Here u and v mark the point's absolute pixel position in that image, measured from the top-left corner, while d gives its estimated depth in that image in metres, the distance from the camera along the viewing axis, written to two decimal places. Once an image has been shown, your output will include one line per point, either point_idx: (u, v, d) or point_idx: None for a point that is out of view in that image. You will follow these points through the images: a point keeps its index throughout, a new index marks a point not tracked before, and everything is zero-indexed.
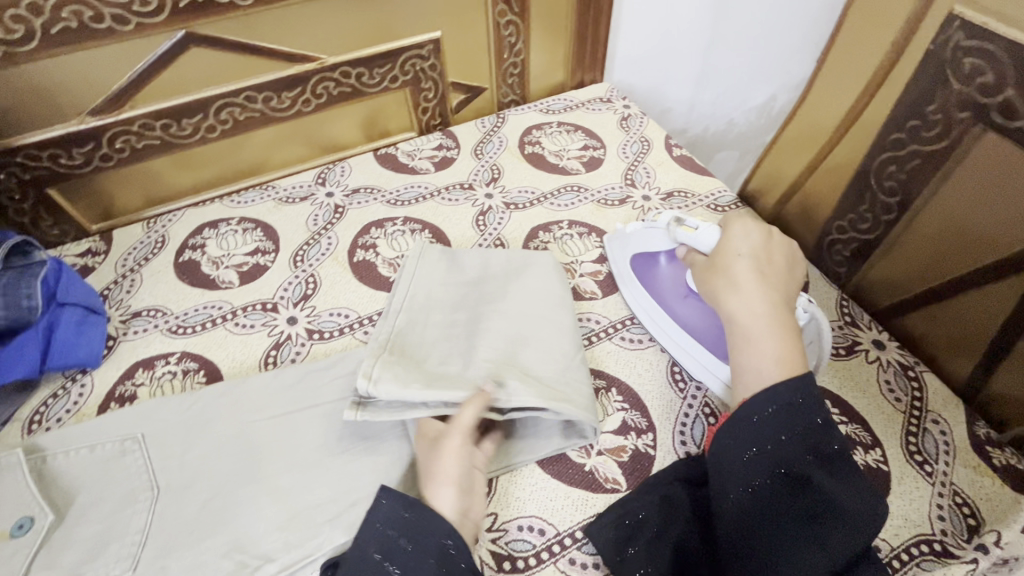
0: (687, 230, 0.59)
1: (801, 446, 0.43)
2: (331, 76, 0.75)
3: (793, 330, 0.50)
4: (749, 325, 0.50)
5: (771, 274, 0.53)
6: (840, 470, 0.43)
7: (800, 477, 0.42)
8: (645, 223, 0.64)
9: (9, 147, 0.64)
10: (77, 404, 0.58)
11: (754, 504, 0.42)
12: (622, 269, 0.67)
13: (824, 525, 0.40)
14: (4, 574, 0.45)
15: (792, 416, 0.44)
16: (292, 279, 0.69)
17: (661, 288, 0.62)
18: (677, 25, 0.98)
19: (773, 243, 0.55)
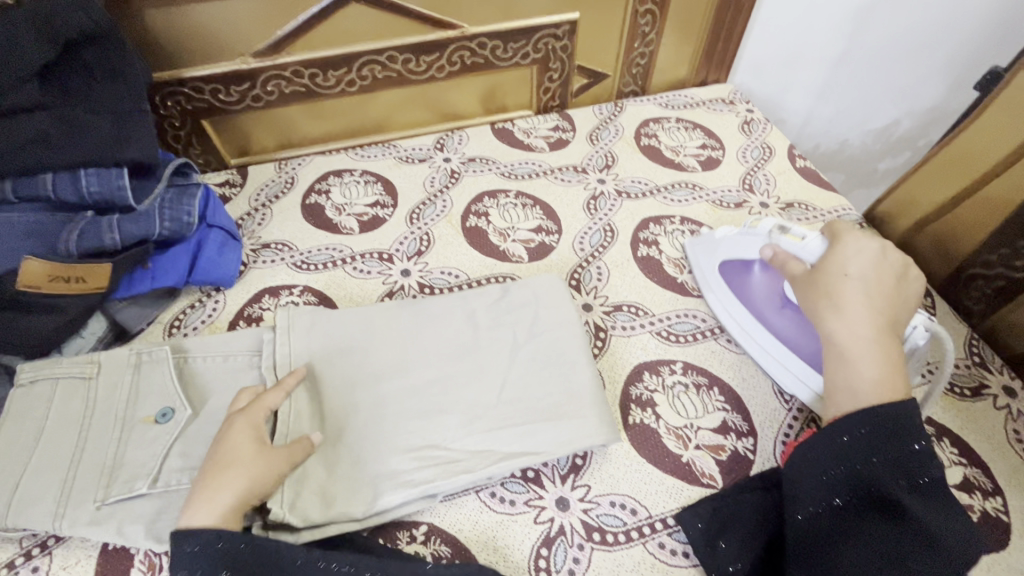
0: (793, 239, 0.56)
1: (893, 470, 0.41)
2: (468, 46, 0.78)
3: (899, 357, 0.46)
4: (848, 346, 0.47)
5: (882, 293, 0.49)
6: (938, 500, 0.40)
7: (891, 499, 0.40)
8: (740, 230, 0.61)
9: (180, 78, 0.70)
10: (211, 316, 0.63)
11: (837, 519, 0.41)
12: (706, 276, 0.65)
13: (916, 554, 0.38)
14: (148, 455, 0.49)
15: (886, 441, 0.42)
16: (408, 234, 0.72)
17: (752, 298, 0.61)
18: (814, 32, 0.94)
19: (888, 258, 0.51)
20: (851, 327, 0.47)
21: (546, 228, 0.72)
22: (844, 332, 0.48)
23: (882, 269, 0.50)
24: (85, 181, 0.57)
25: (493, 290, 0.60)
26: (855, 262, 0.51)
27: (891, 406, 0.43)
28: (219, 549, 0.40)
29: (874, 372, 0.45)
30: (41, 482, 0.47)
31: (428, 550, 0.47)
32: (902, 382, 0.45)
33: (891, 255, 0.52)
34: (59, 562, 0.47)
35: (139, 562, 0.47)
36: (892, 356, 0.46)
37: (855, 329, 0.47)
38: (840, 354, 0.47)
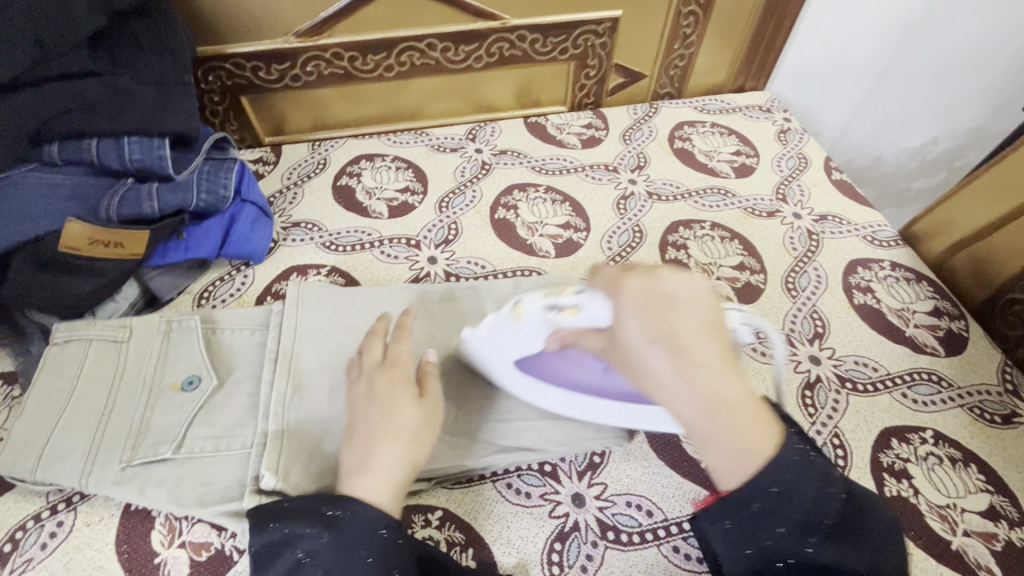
0: (570, 312, 0.42)
1: (801, 533, 0.35)
2: (507, 38, 0.78)
3: (750, 405, 0.36)
4: (698, 430, 0.36)
5: (699, 350, 0.35)
6: (858, 535, 0.35)
7: (810, 562, 0.34)
8: (503, 326, 0.47)
9: (222, 53, 0.71)
10: (240, 290, 0.64)
11: None
12: (512, 380, 0.51)
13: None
14: (174, 420, 0.50)
15: (785, 501, 0.35)
16: (436, 222, 0.72)
17: (574, 380, 0.49)
18: (856, 43, 0.92)
19: (678, 288, 0.36)
20: (686, 408, 0.35)
21: (575, 225, 0.72)
22: (686, 417, 0.36)
23: (690, 302, 0.35)
24: (127, 149, 0.58)
25: (503, 285, 0.62)
26: (648, 314, 0.35)
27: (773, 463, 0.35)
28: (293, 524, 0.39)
29: (736, 444, 0.35)
30: (69, 439, 0.48)
31: (442, 535, 0.47)
32: (767, 429, 0.36)
33: (681, 275, 0.36)
34: (84, 518, 0.48)
35: (159, 525, 0.48)
36: (742, 416, 0.35)
37: (694, 409, 0.35)
38: (699, 436, 0.36)
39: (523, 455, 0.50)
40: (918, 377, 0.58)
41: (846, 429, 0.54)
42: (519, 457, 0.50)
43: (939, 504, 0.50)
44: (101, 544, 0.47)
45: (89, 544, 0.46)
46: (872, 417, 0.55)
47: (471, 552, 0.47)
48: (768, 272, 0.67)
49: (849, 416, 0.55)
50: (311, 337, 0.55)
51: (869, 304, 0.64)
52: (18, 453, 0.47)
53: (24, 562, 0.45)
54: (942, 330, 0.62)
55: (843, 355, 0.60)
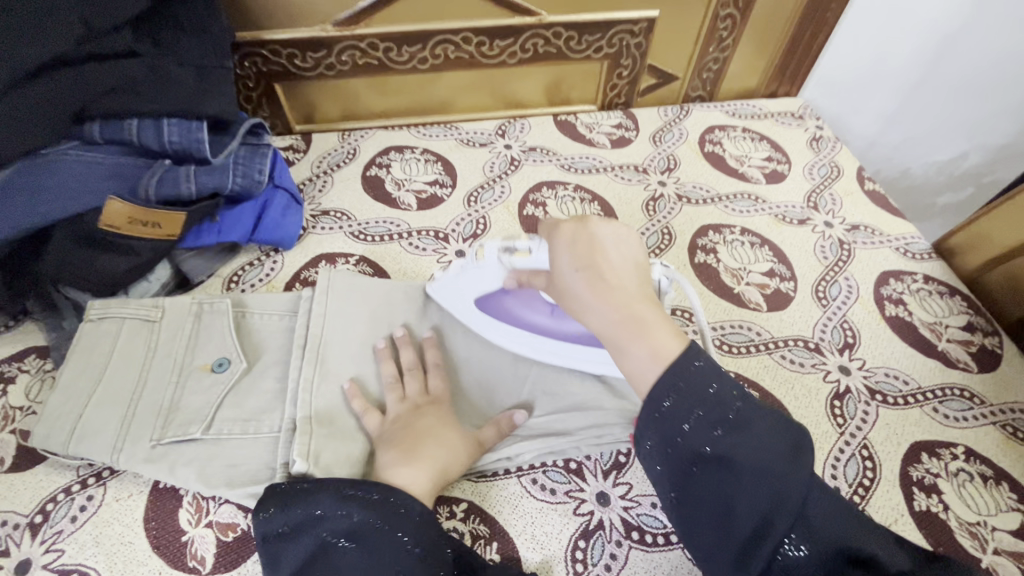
0: (522, 255, 0.49)
1: (705, 427, 0.36)
2: (542, 34, 0.78)
3: (659, 318, 0.40)
4: (608, 338, 0.40)
5: (610, 268, 0.42)
6: (753, 425, 0.36)
7: (712, 455, 0.35)
8: (466, 264, 0.53)
9: (260, 39, 0.71)
10: (269, 275, 0.64)
11: (695, 496, 0.36)
12: (473, 321, 0.56)
13: (771, 491, 0.34)
14: (203, 401, 0.51)
15: (688, 395, 0.36)
16: (465, 216, 0.72)
17: (528, 321, 0.54)
18: (892, 52, 0.91)
19: (601, 229, 0.44)
20: (598, 317, 0.40)
21: None
22: (600, 325, 0.41)
23: (614, 242, 0.43)
24: (167, 130, 0.58)
25: None
26: (573, 245, 0.43)
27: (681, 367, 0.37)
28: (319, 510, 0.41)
29: (647, 346, 0.38)
30: (101, 414, 0.49)
31: (466, 528, 0.47)
32: (676, 341, 0.39)
33: (606, 223, 0.44)
34: (113, 493, 0.48)
35: (187, 503, 0.48)
36: (650, 324, 0.39)
37: (607, 316, 0.40)
38: (614, 344, 0.40)
39: (549, 446, 0.50)
40: (950, 393, 0.57)
41: (875, 440, 0.54)
42: (546, 447, 0.50)
43: (969, 521, 0.49)
44: (129, 519, 0.47)
45: (118, 519, 0.47)
46: (902, 430, 0.54)
47: (495, 545, 0.47)
48: (798, 280, 0.67)
49: (878, 428, 0.55)
50: (340, 326, 0.56)
51: (901, 317, 0.64)
52: (52, 425, 0.48)
53: (54, 534, 0.46)
54: (974, 346, 0.61)
55: (873, 366, 0.59)
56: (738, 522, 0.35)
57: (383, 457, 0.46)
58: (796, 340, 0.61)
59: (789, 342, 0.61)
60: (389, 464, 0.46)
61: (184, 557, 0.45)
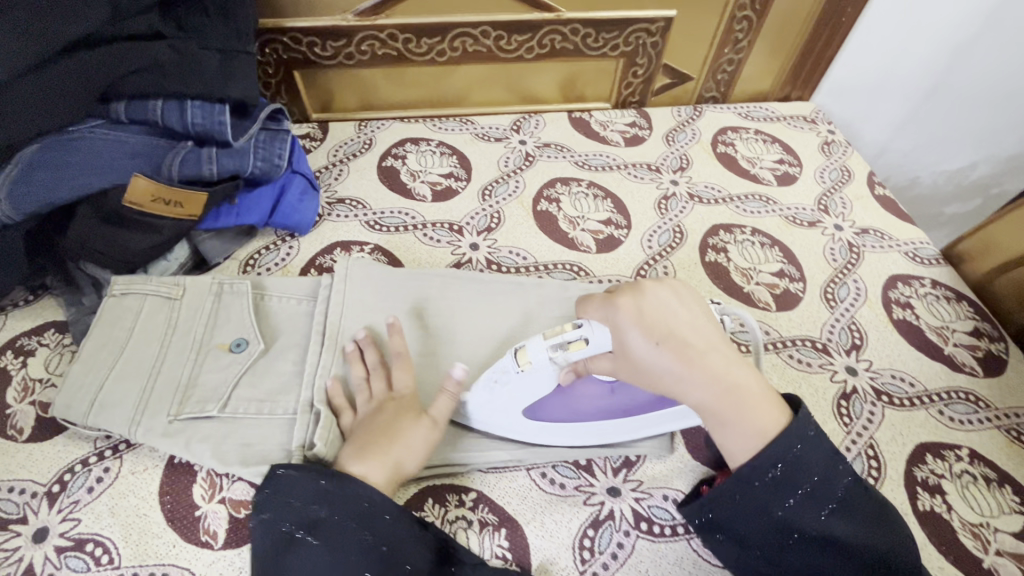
0: (577, 346, 0.46)
1: (809, 506, 0.41)
2: (560, 30, 0.78)
3: (746, 380, 0.43)
4: (709, 412, 0.43)
5: (689, 338, 0.44)
6: (849, 509, 0.41)
7: (808, 530, 0.41)
8: (513, 373, 0.48)
9: (282, 27, 0.72)
10: (284, 259, 0.65)
11: (770, 546, 0.41)
12: (525, 431, 0.51)
13: (850, 565, 0.40)
14: (220, 379, 0.51)
15: (796, 476, 0.41)
16: (479, 210, 0.73)
17: (588, 411, 0.50)
18: (906, 60, 0.91)
19: (660, 295, 0.45)
20: (698, 396, 0.43)
21: (616, 221, 0.73)
22: (697, 401, 0.43)
23: (679, 309, 0.45)
24: (190, 112, 0.59)
25: (545, 280, 0.62)
26: (646, 324, 0.43)
27: (785, 438, 0.41)
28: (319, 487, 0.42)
29: (750, 418, 0.42)
30: (120, 388, 0.50)
31: (475, 516, 0.48)
32: (767, 403, 0.43)
33: (660, 287, 0.45)
34: (129, 466, 0.49)
35: (201, 479, 0.49)
36: (743, 393, 0.43)
37: (706, 394, 0.42)
38: (716, 419, 0.43)
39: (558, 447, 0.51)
40: (956, 397, 0.58)
41: (880, 441, 0.54)
42: (555, 448, 0.51)
43: (972, 522, 0.50)
44: (144, 492, 0.48)
45: (133, 492, 0.48)
46: (908, 432, 0.55)
47: (505, 532, 0.47)
48: (807, 281, 0.67)
49: (884, 429, 0.55)
50: (355, 312, 0.57)
51: (909, 320, 0.64)
52: (73, 395, 0.49)
53: (71, 504, 0.47)
54: (981, 351, 0.62)
55: (879, 368, 0.60)
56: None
57: (343, 452, 0.46)
58: (805, 340, 0.62)
59: (797, 341, 0.62)
60: (349, 456, 0.45)
61: (198, 531, 0.46)
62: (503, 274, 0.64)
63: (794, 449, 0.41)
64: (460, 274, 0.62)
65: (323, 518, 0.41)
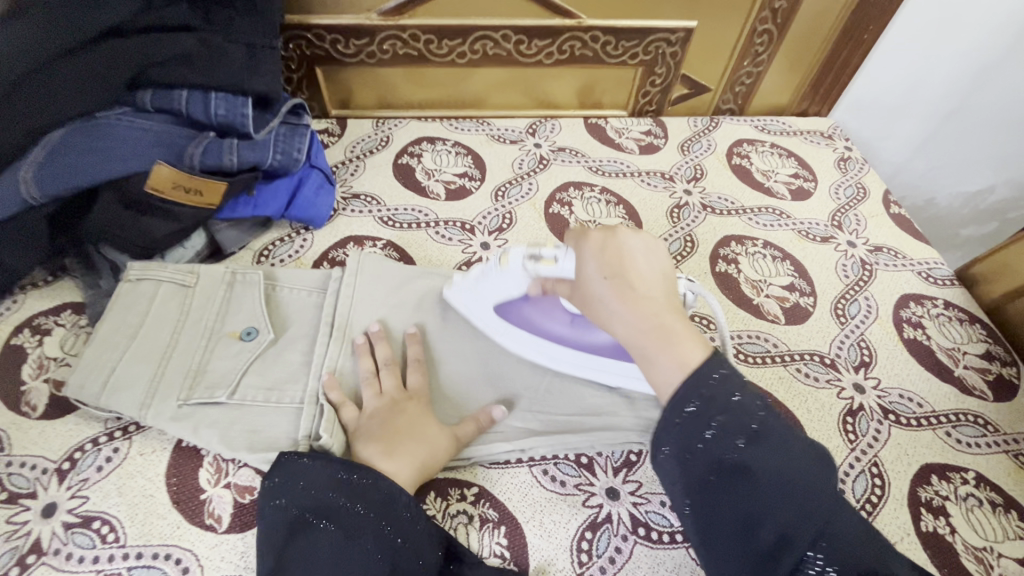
0: (546, 262, 0.49)
1: (727, 434, 0.36)
2: (580, 37, 0.79)
3: (685, 327, 0.40)
4: (636, 347, 0.41)
5: (637, 277, 0.43)
6: (775, 439, 0.36)
7: (732, 463, 0.36)
8: (489, 270, 0.54)
9: (307, 24, 0.73)
10: (298, 252, 0.66)
11: (709, 496, 0.36)
12: (489, 326, 0.56)
13: (790, 505, 0.35)
14: (230, 367, 0.52)
15: (711, 402, 0.37)
16: (491, 210, 0.73)
17: (544, 329, 0.55)
18: (926, 78, 0.91)
19: (627, 238, 0.45)
20: (625, 327, 0.41)
21: (627, 227, 0.73)
22: (626, 332, 0.41)
23: (642, 253, 0.44)
24: (213, 103, 0.60)
25: None
26: (602, 256, 0.44)
27: (715, 378, 0.37)
28: (340, 479, 0.43)
29: (673, 354, 0.39)
30: (133, 371, 0.51)
31: (476, 511, 0.48)
32: (699, 348, 0.39)
33: (634, 235, 0.45)
34: (138, 447, 0.49)
35: (207, 463, 0.49)
36: (676, 335, 0.40)
37: (633, 325, 0.41)
38: (641, 352, 0.40)
39: (564, 441, 0.51)
40: (964, 419, 0.57)
41: (885, 459, 0.54)
42: (560, 442, 0.51)
43: (975, 546, 0.49)
44: (151, 474, 0.48)
45: (140, 473, 0.48)
46: (913, 451, 0.55)
47: (503, 529, 0.48)
48: (817, 296, 0.67)
49: (890, 447, 0.55)
50: (364, 306, 0.57)
51: (919, 340, 0.64)
52: (86, 376, 0.50)
53: (80, 481, 0.47)
54: (992, 375, 0.61)
55: (887, 387, 0.59)
56: (758, 531, 0.35)
57: (366, 448, 0.47)
58: (813, 354, 0.62)
59: (805, 355, 0.61)
60: (372, 455, 0.46)
61: (202, 514, 0.47)
62: None
63: (711, 381, 0.37)
64: None
65: (342, 506, 0.41)
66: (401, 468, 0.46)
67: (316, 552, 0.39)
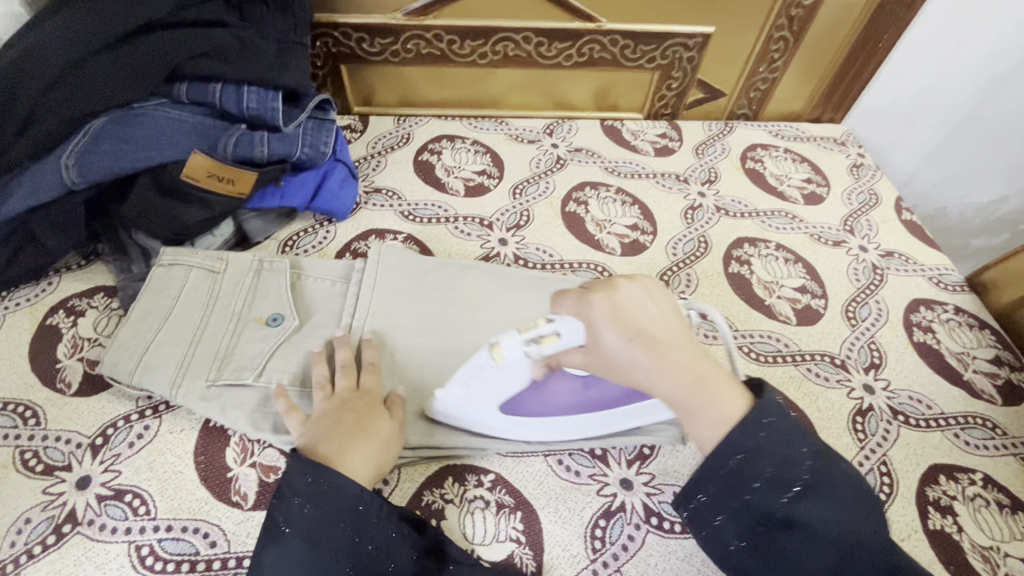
0: (551, 340, 0.43)
1: (774, 488, 0.37)
2: (599, 40, 0.80)
3: (715, 368, 0.41)
4: (676, 403, 0.41)
5: (658, 333, 0.41)
6: (823, 489, 0.38)
7: (780, 515, 0.37)
8: (484, 363, 0.46)
9: (335, 22, 0.76)
10: (321, 243, 0.68)
11: (757, 543, 0.38)
12: (498, 420, 0.50)
13: (835, 552, 0.37)
14: (256, 350, 0.54)
15: (756, 456, 0.38)
16: (509, 208, 0.75)
17: (559, 405, 0.49)
18: (939, 89, 0.92)
19: (630, 290, 0.42)
20: (666, 385, 0.40)
21: (642, 227, 0.74)
22: (664, 390, 0.41)
23: (648, 304, 0.42)
24: (246, 97, 0.62)
25: (570, 279, 0.64)
26: (617, 319, 0.41)
27: (761, 425, 0.38)
28: (308, 483, 0.42)
29: (718, 406, 0.39)
30: (164, 351, 0.52)
31: (492, 497, 0.50)
32: (735, 391, 0.40)
33: (633, 285, 0.42)
34: (168, 425, 0.51)
35: (234, 443, 0.51)
36: (713, 384, 0.40)
37: (671, 383, 0.40)
38: (683, 407, 0.40)
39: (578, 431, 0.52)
40: (973, 422, 0.58)
41: (893, 458, 0.55)
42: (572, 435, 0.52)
43: (982, 545, 0.50)
44: (180, 451, 0.50)
45: (170, 450, 0.50)
46: (922, 451, 0.56)
47: (519, 516, 0.49)
48: (828, 298, 0.68)
49: (898, 447, 0.56)
50: (386, 296, 0.59)
51: (929, 343, 0.65)
52: (120, 355, 0.52)
53: (112, 456, 0.49)
54: (1001, 380, 0.62)
55: (897, 388, 0.60)
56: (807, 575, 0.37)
57: (327, 446, 0.45)
58: (823, 354, 0.63)
59: (815, 356, 0.62)
60: (337, 453, 0.45)
61: (229, 491, 0.48)
62: (529, 270, 0.66)
63: (756, 432, 0.38)
64: (489, 266, 0.64)
65: (303, 512, 0.41)
66: (362, 469, 0.45)
67: (287, 560, 0.39)
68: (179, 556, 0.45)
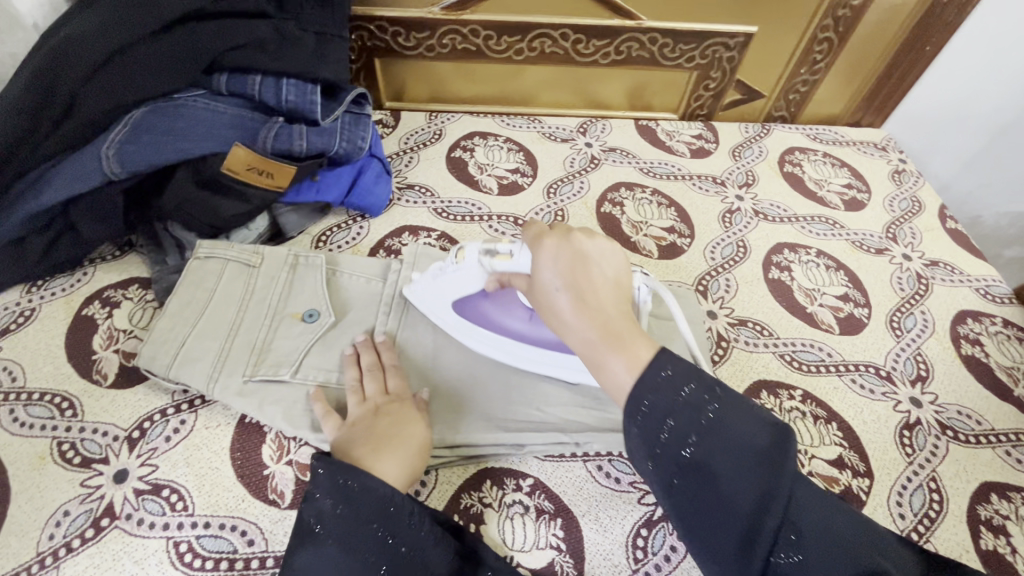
0: (502, 257, 0.49)
1: (679, 435, 0.34)
2: (638, 38, 0.79)
3: (639, 332, 0.38)
4: (585, 355, 0.38)
5: (593, 283, 0.40)
6: (729, 434, 0.34)
7: (692, 466, 0.34)
8: (447, 263, 0.53)
9: (372, 15, 0.75)
10: (355, 239, 0.67)
11: (676, 500, 0.35)
12: (451, 324, 0.55)
13: (752, 503, 0.33)
14: (293, 347, 0.53)
15: (662, 402, 0.35)
16: (543, 207, 0.74)
17: (504, 326, 0.54)
18: (983, 93, 0.89)
19: (589, 242, 0.42)
20: (576, 331, 0.39)
21: (679, 230, 0.73)
22: (576, 338, 0.39)
23: (600, 257, 0.41)
24: (285, 89, 0.61)
25: None
26: (561, 262, 0.41)
27: (668, 373, 0.36)
28: (338, 483, 0.41)
29: (623, 361, 0.36)
30: (201, 345, 0.52)
31: (532, 502, 0.49)
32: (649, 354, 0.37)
33: (593, 239, 0.42)
34: (204, 420, 0.51)
35: (270, 440, 0.50)
36: (627, 339, 0.37)
37: (586, 330, 0.38)
38: (593, 358, 0.38)
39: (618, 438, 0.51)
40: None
41: (943, 474, 0.53)
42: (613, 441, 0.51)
43: None
44: (217, 447, 0.49)
45: (207, 445, 0.49)
46: (973, 469, 0.54)
47: (559, 522, 0.48)
48: (872, 308, 0.66)
49: (948, 463, 0.54)
50: None
51: (977, 357, 0.63)
52: (157, 348, 0.51)
53: (149, 450, 0.49)
54: None
55: (945, 403, 0.59)
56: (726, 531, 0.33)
57: (362, 445, 0.45)
58: (867, 365, 0.61)
59: (859, 366, 0.61)
60: (367, 455, 0.44)
61: (265, 489, 0.48)
62: None
63: (662, 376, 0.35)
64: None
65: (331, 511, 0.40)
66: (393, 472, 0.44)
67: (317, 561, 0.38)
68: (217, 553, 0.44)
